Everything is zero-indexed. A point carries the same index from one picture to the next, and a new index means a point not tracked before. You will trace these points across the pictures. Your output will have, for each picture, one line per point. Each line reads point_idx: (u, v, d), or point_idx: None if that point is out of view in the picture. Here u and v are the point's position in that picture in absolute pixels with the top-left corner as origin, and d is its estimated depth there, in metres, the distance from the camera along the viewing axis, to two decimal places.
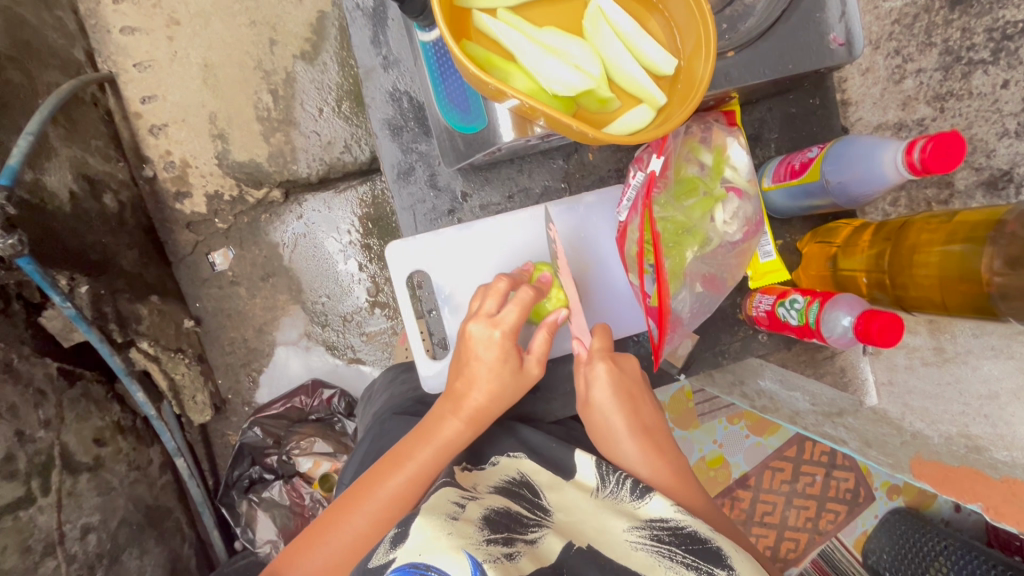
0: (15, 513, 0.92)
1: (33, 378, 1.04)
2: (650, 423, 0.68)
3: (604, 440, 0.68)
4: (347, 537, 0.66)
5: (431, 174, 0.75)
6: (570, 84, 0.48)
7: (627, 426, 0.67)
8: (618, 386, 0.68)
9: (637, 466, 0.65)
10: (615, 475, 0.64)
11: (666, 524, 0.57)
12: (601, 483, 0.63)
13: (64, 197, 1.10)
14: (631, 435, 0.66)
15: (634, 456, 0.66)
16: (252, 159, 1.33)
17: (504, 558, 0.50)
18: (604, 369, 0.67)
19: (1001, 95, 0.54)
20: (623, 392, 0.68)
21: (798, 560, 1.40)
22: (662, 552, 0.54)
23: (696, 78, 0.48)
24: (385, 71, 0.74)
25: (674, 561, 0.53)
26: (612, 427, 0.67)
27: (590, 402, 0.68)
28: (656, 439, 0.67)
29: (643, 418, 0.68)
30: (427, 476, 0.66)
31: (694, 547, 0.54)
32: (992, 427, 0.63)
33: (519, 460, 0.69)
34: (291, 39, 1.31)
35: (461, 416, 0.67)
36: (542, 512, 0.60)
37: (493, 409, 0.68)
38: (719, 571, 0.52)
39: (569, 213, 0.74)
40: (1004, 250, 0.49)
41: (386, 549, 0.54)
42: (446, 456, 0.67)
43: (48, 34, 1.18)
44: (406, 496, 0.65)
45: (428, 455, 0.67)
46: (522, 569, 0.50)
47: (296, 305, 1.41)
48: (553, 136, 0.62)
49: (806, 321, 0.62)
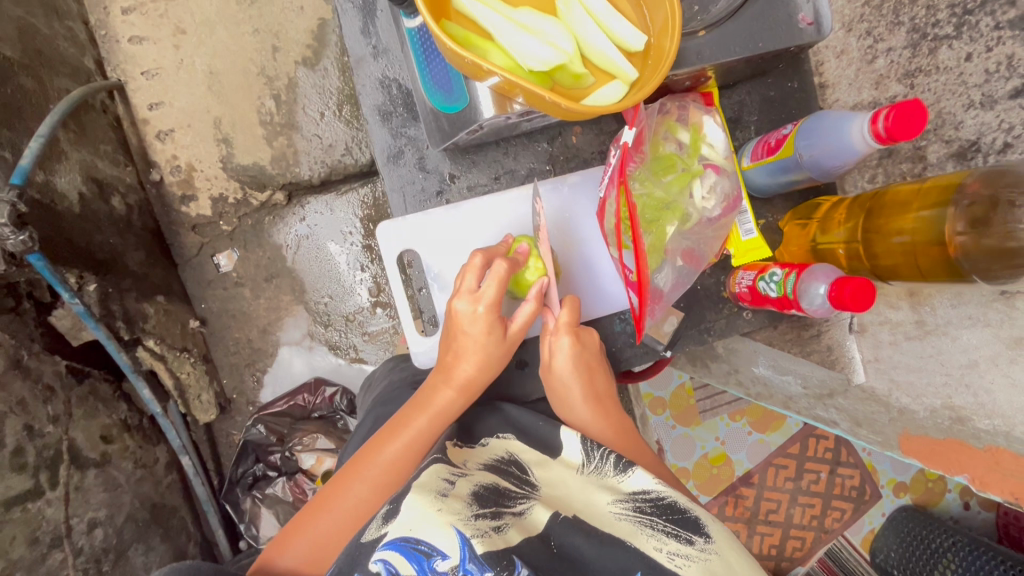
0: (24, 504, 0.94)
1: (43, 374, 1.06)
2: (602, 390, 0.73)
3: (558, 400, 0.74)
4: (348, 505, 0.69)
5: (420, 157, 0.78)
6: (544, 59, 0.51)
7: (582, 394, 0.72)
8: (579, 358, 0.71)
9: (585, 425, 0.72)
10: (599, 451, 0.65)
11: (648, 496, 0.58)
12: (586, 459, 0.65)
13: (73, 198, 1.14)
14: (584, 401, 0.72)
15: (585, 419, 0.72)
16: (256, 162, 1.36)
17: (491, 531, 0.51)
18: (568, 343, 0.70)
19: (965, 68, 0.56)
20: (582, 364, 0.71)
21: (804, 559, 1.40)
22: (644, 521, 0.56)
23: (663, 52, 0.52)
24: (374, 59, 0.78)
25: (655, 529, 0.55)
26: (568, 394, 0.72)
27: (550, 368, 0.72)
28: (605, 404, 0.73)
29: (597, 387, 0.73)
30: (423, 441, 0.70)
31: (674, 516, 0.56)
32: (974, 397, 0.64)
33: (508, 442, 0.70)
34: (293, 46, 1.36)
35: (452, 386, 0.71)
36: (530, 487, 0.61)
37: (483, 379, 0.72)
38: (697, 539, 0.54)
39: (553, 192, 0.77)
40: (966, 212, 0.52)
41: (377, 526, 0.55)
42: (440, 424, 0.71)
43: (60, 43, 1.23)
44: (403, 462, 0.69)
45: (423, 422, 0.70)
46: (510, 539, 0.51)
47: (299, 305, 1.44)
48: (532, 114, 0.64)
49: (784, 292, 0.65)
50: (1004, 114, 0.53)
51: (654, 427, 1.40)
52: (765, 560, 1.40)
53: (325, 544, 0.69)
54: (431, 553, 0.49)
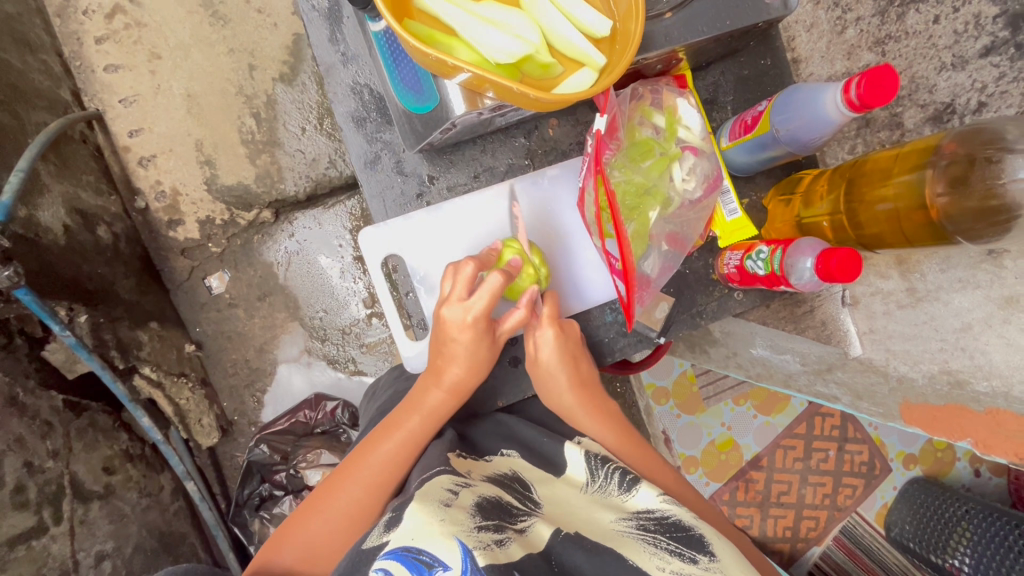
0: (28, 542, 0.92)
1: (40, 410, 1.05)
2: (586, 376, 0.76)
3: (544, 392, 0.77)
4: (342, 505, 0.70)
5: (397, 161, 0.77)
6: (509, 51, 0.51)
7: (568, 382, 0.75)
8: (563, 348, 0.74)
9: (572, 410, 0.76)
10: (603, 470, 0.69)
11: (651, 515, 0.61)
12: (590, 477, 0.68)
13: (58, 230, 1.13)
14: (568, 387, 0.75)
15: (571, 404, 0.76)
16: (240, 182, 1.37)
17: (494, 544, 0.53)
18: (551, 335, 0.73)
19: (934, 30, 0.57)
20: (566, 352, 0.74)
21: (820, 538, 1.39)
22: (647, 539, 0.58)
23: (630, 37, 0.52)
24: (344, 66, 0.77)
25: (658, 548, 0.57)
26: (554, 383, 0.75)
27: (537, 360, 0.74)
28: (590, 388, 0.77)
29: (581, 372, 0.75)
30: (417, 443, 0.72)
31: (677, 534, 0.59)
32: (970, 359, 0.64)
33: (512, 459, 0.72)
34: (269, 63, 1.36)
35: (442, 388, 0.73)
36: (532, 504, 0.63)
37: (471, 382, 0.74)
38: (702, 557, 0.56)
39: (534, 187, 0.78)
40: (945, 172, 0.53)
41: (380, 532, 0.57)
42: (432, 425, 0.73)
43: (34, 77, 1.22)
44: (398, 462, 0.71)
45: (416, 422, 0.73)
46: (512, 554, 0.52)
47: (294, 322, 1.43)
48: (505, 108, 0.64)
49: (772, 268, 0.65)
50: (976, 73, 0.55)
51: (658, 417, 1.41)
52: (779, 543, 1.39)
53: (316, 546, 0.69)
54: (434, 564, 0.50)
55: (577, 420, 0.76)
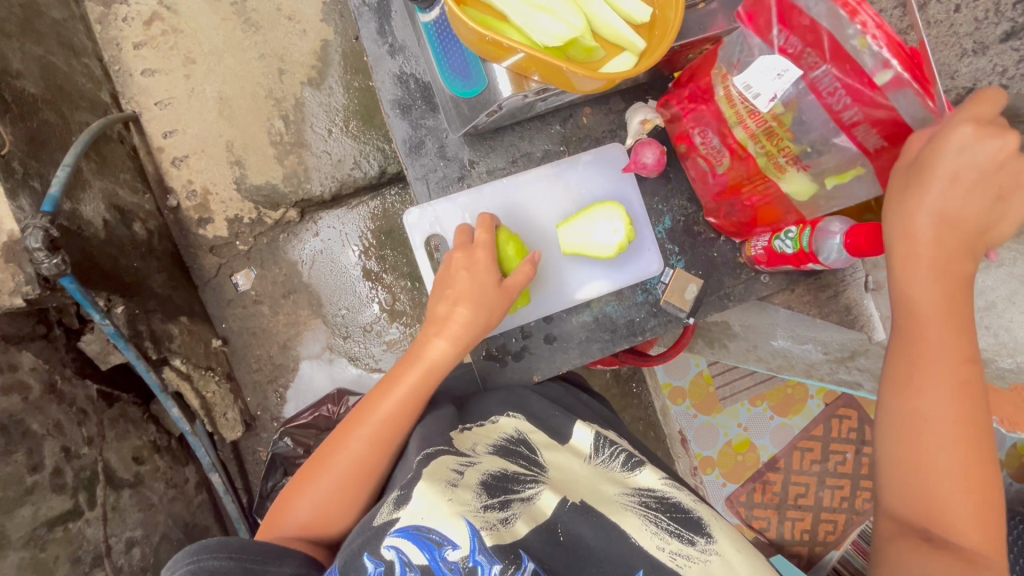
0: (65, 524, 0.95)
1: (76, 398, 1.09)
2: (965, 220, 0.60)
3: (911, 176, 0.61)
4: (349, 460, 0.73)
5: (440, 146, 0.82)
6: (556, 34, 0.55)
7: (941, 207, 0.60)
8: (962, 163, 0.58)
9: (925, 252, 0.62)
10: (608, 448, 0.73)
11: (653, 494, 0.66)
12: (594, 451, 0.73)
13: (99, 224, 1.17)
14: (936, 216, 0.60)
15: (925, 239, 0.61)
16: (269, 181, 1.41)
17: (499, 524, 0.57)
18: (963, 134, 0.56)
19: (955, 19, 0.66)
20: (953, 172, 0.59)
21: (838, 543, 1.37)
22: (649, 517, 0.62)
23: (670, 23, 0.57)
24: (391, 57, 0.82)
25: (659, 528, 0.61)
26: (929, 200, 0.60)
27: (917, 162, 0.60)
28: (952, 237, 0.61)
29: (959, 207, 0.60)
30: (416, 393, 0.76)
31: (677, 516, 0.63)
32: (994, 336, 0.76)
33: (517, 420, 0.75)
34: (298, 68, 1.42)
35: (444, 336, 0.76)
36: (538, 468, 0.67)
37: (473, 329, 0.76)
38: (699, 540, 0.61)
39: (569, 173, 0.86)
40: None
41: (389, 509, 0.60)
42: (427, 375, 0.76)
43: (78, 80, 1.27)
44: (403, 414, 0.75)
45: (414, 374, 0.76)
46: (517, 532, 0.58)
47: (317, 319, 1.47)
48: (548, 92, 0.70)
49: (800, 246, 0.76)
50: (995, 58, 0.65)
51: (675, 417, 1.42)
52: (799, 546, 1.38)
53: (327, 502, 0.72)
54: (443, 543, 0.54)
55: (918, 249, 0.62)
